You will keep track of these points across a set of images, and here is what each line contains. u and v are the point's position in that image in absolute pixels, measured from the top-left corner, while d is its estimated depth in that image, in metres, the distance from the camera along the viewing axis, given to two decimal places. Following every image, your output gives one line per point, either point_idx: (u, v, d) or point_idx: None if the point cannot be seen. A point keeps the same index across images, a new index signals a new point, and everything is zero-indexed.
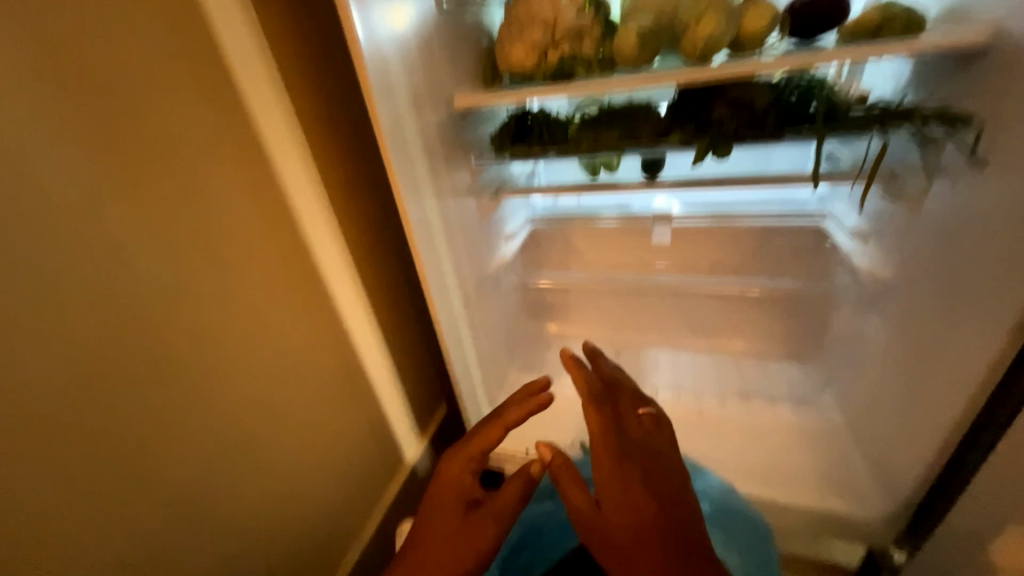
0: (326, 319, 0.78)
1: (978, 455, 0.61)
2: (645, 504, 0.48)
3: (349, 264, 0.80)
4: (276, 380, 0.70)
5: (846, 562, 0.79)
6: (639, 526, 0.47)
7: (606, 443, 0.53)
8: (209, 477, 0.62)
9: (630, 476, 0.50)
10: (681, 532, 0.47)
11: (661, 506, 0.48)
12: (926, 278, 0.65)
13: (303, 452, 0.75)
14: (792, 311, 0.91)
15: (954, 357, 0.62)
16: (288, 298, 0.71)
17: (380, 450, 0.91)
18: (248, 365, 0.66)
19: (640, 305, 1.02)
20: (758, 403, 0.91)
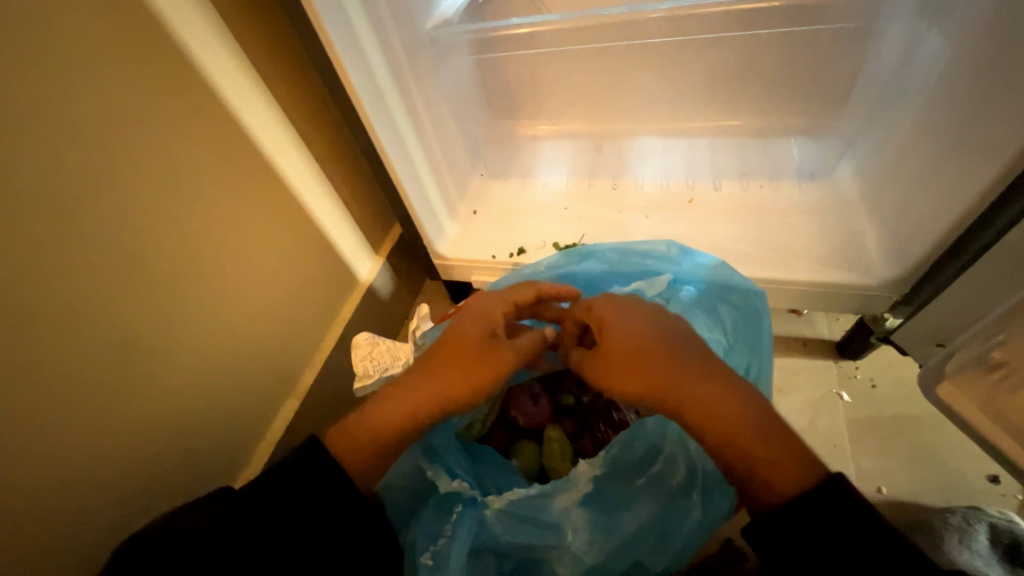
0: (218, 126, 0.55)
1: (989, 232, 0.54)
2: (645, 328, 0.47)
3: (231, 40, 0.54)
4: (149, 182, 0.50)
5: (826, 335, 0.78)
6: (641, 344, 0.46)
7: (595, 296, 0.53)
8: (109, 317, 0.49)
9: (625, 309, 0.49)
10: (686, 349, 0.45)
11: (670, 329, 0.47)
12: (987, 75, 0.51)
13: (237, 294, 0.62)
14: (824, 62, 0.70)
15: (989, 142, 0.51)
16: (148, 93, 0.48)
17: (340, 293, 0.78)
18: (110, 183, 0.47)
19: (628, 78, 0.80)
20: (758, 182, 0.78)
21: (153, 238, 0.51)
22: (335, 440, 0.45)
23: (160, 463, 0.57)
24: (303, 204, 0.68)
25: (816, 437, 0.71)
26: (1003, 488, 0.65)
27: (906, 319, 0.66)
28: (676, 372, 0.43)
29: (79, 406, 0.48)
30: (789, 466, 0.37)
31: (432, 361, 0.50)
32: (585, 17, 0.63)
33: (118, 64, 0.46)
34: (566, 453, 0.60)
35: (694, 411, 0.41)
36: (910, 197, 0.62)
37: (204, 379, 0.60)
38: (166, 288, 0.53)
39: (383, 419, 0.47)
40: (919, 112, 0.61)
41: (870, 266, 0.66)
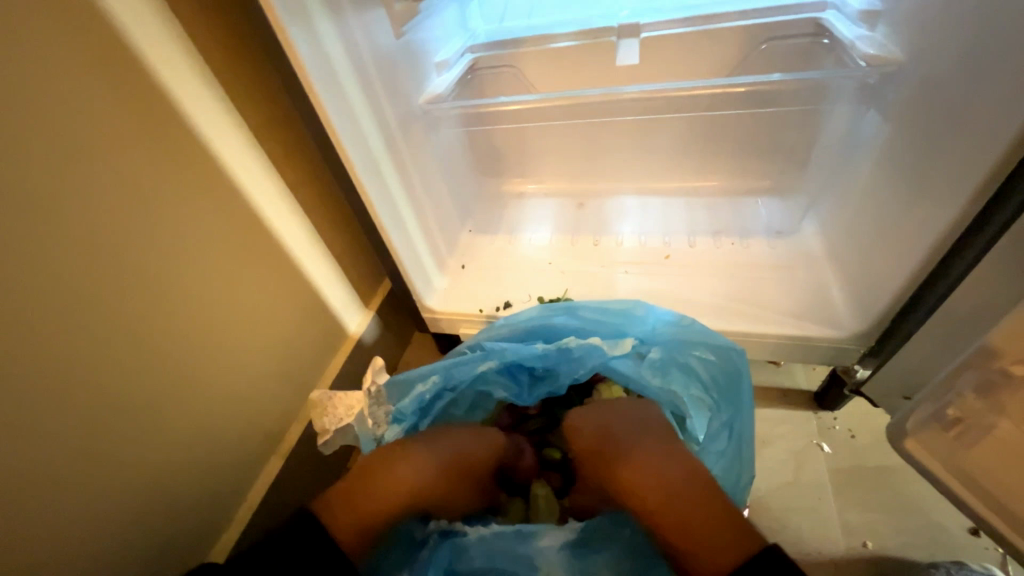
0: (222, 199, 0.59)
1: (928, 306, 0.59)
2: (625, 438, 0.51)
3: (237, 121, 0.59)
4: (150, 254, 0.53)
5: (804, 386, 0.80)
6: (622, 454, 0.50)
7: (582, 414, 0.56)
8: (100, 386, 0.50)
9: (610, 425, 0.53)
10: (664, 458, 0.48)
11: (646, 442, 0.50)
12: (915, 160, 0.58)
13: (227, 356, 0.63)
14: (781, 134, 0.77)
15: (922, 219, 0.57)
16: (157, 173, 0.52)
17: (328, 349, 0.79)
18: (115, 255, 0.50)
19: (606, 145, 0.87)
20: (729, 239, 0.83)
21: (142, 299, 0.52)
22: (334, 514, 0.46)
23: (136, 528, 0.56)
24: (297, 265, 0.71)
25: (801, 490, 0.71)
26: (984, 540, 0.65)
27: (875, 369, 0.68)
28: (643, 471, 0.47)
29: (59, 478, 0.48)
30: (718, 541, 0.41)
31: (433, 468, 0.53)
32: (563, 97, 0.70)
33: (133, 149, 0.50)
34: (553, 511, 0.60)
35: (673, 517, 0.44)
36: (865, 256, 0.67)
37: (187, 438, 0.59)
38: (156, 346, 0.54)
39: (371, 499, 0.48)
40: (867, 181, 0.67)
41: (838, 320, 0.69)
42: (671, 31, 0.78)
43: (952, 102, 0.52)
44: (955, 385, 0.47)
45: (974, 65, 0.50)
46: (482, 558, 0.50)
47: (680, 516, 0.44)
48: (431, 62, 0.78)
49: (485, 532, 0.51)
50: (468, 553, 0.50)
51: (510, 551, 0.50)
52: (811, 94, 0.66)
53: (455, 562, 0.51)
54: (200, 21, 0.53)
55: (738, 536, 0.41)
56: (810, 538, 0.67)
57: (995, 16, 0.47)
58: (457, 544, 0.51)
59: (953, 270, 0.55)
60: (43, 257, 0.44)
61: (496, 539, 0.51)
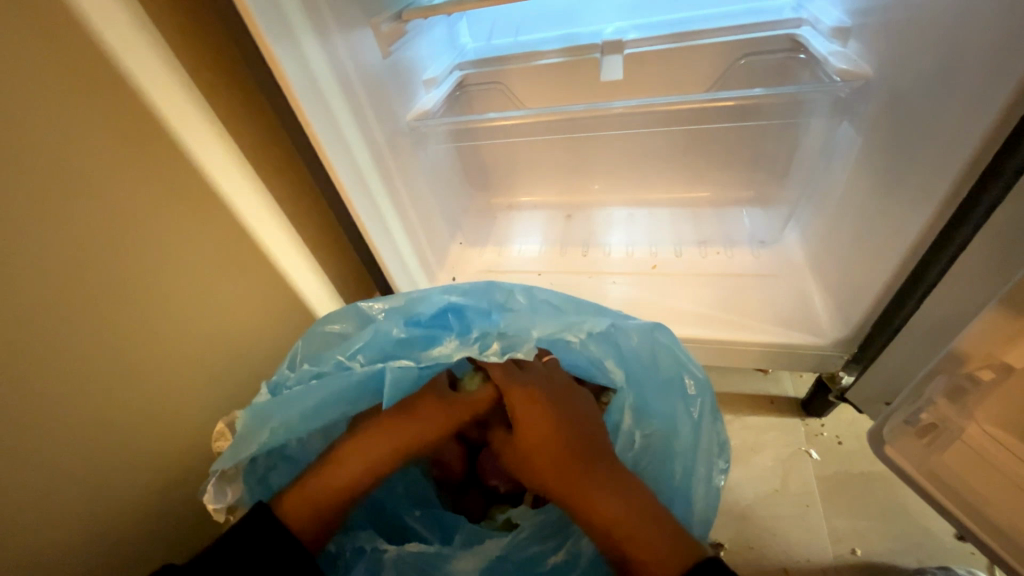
0: None
1: (902, 316, 0.60)
2: (557, 433, 0.50)
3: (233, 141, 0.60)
4: None
5: (791, 393, 0.82)
6: (555, 448, 0.49)
7: (532, 413, 0.51)
8: None
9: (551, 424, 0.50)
10: (602, 455, 0.49)
11: (581, 437, 0.49)
12: (889, 168, 0.59)
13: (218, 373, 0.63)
14: (761, 146, 0.78)
15: (895, 226, 0.58)
16: None
17: None
18: None
19: (593, 159, 0.88)
20: (715, 249, 0.85)
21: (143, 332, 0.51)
22: (287, 500, 0.50)
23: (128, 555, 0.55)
24: None
25: (789, 498, 0.71)
26: (969, 545, 0.65)
27: (859, 376, 0.68)
28: (589, 482, 0.46)
29: None
30: (672, 558, 0.41)
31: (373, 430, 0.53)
32: (550, 112, 0.71)
33: None
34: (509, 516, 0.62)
35: (638, 539, 0.43)
36: (845, 260, 0.68)
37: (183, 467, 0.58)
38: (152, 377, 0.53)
39: (323, 483, 0.51)
40: (844, 191, 0.69)
41: (820, 327, 0.70)
42: (653, 48, 0.80)
43: (922, 115, 0.54)
44: (926, 392, 0.49)
45: (939, 80, 0.51)
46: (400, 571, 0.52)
47: (642, 535, 0.43)
48: (419, 79, 0.80)
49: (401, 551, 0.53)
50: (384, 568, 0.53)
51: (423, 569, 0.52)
52: (789, 109, 0.67)
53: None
54: (198, 43, 0.54)
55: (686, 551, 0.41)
56: (801, 547, 0.67)
57: (958, 32, 0.49)
58: (378, 559, 0.53)
59: (925, 284, 0.57)
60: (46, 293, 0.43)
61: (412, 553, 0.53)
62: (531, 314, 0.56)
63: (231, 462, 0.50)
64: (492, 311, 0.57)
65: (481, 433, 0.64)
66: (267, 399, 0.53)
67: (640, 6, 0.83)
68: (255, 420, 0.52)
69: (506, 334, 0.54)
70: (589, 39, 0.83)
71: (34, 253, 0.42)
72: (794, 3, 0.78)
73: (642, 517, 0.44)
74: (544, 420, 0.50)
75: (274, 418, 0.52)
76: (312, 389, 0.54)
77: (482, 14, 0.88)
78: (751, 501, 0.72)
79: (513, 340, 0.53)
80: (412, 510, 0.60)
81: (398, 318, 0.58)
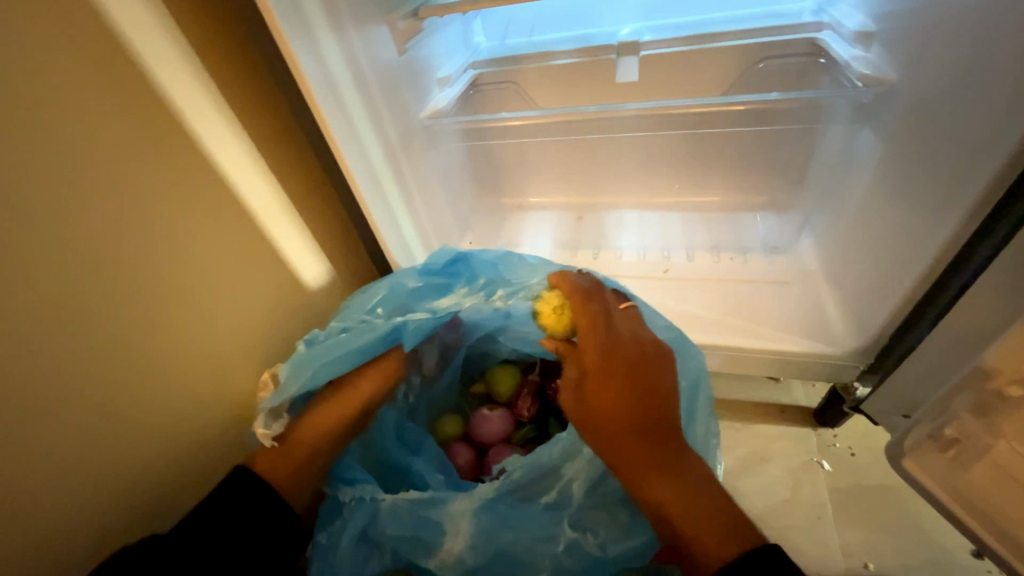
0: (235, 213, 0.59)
1: (921, 328, 0.59)
2: (623, 401, 0.45)
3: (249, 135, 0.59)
4: None
5: (803, 402, 0.80)
6: (618, 415, 0.45)
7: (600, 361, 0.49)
8: None
9: (617, 385, 0.46)
10: (660, 429, 0.45)
11: (645, 402, 0.45)
12: (912, 175, 0.58)
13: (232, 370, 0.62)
14: (777, 152, 0.77)
15: (917, 235, 0.57)
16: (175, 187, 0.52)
17: None
18: None
19: (606, 161, 0.87)
20: (729, 254, 0.84)
21: (156, 326, 0.51)
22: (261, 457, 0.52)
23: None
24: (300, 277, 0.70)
25: (800, 508, 0.70)
26: (985, 563, 0.64)
27: (874, 387, 0.67)
28: (644, 451, 0.43)
29: None
30: (723, 543, 0.39)
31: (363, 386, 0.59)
32: (563, 113, 0.70)
33: None
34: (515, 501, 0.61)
35: (694, 522, 0.40)
36: (864, 268, 0.67)
37: (194, 461, 0.57)
38: (164, 373, 0.52)
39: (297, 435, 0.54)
40: (863, 198, 0.68)
41: (836, 336, 0.69)
42: (671, 50, 0.79)
43: (947, 122, 0.53)
44: (951, 406, 0.48)
45: (968, 87, 0.50)
46: (393, 520, 0.51)
47: (694, 516, 0.41)
48: (434, 77, 0.79)
49: (398, 503, 0.51)
50: (380, 518, 0.52)
51: (422, 517, 0.50)
52: (807, 114, 0.66)
53: (370, 526, 0.52)
54: (219, 35, 0.53)
55: (740, 537, 0.39)
56: (812, 558, 0.66)
57: (990, 37, 0.47)
58: (375, 507, 0.52)
59: (945, 296, 0.56)
60: (60, 282, 0.43)
61: (403, 505, 0.51)
62: (529, 263, 0.63)
63: (278, 400, 0.55)
64: (497, 264, 0.64)
65: (495, 432, 0.64)
66: (296, 356, 0.57)
67: (658, 8, 0.83)
68: (297, 366, 0.57)
69: (507, 284, 0.62)
70: (604, 39, 0.82)
71: (48, 244, 0.42)
72: (815, 7, 0.77)
73: (695, 499, 0.41)
74: (618, 378, 0.47)
75: (313, 366, 0.57)
76: (342, 342, 0.58)
77: (498, 13, 0.88)
78: (762, 510, 0.71)
79: (516, 287, 0.62)
80: (433, 473, 0.58)
81: (412, 272, 0.64)
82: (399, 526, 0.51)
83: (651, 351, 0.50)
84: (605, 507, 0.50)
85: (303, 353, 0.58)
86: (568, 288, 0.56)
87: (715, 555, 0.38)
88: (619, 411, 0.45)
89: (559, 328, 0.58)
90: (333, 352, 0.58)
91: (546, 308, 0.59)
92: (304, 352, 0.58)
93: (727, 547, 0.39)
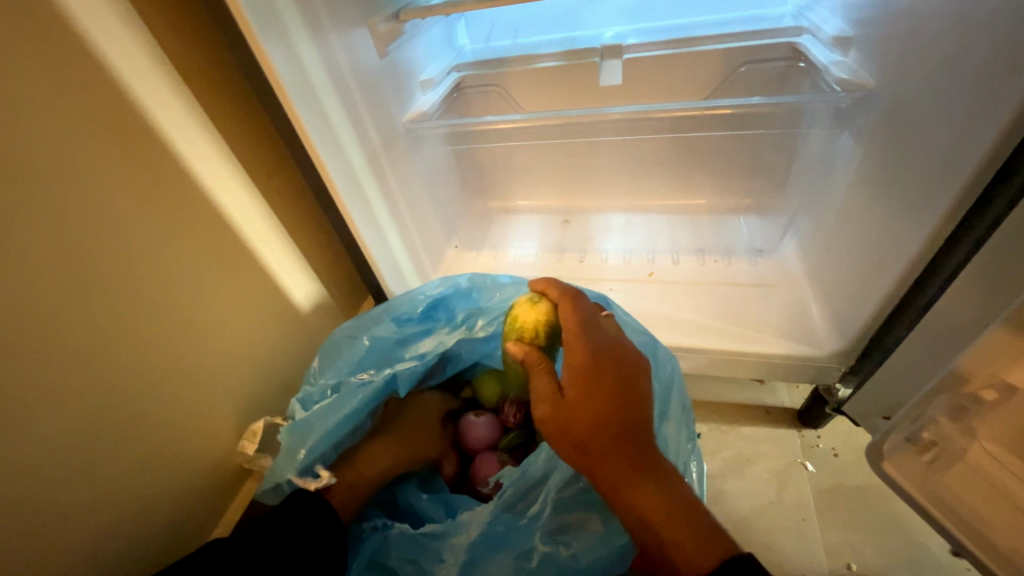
0: (212, 220, 0.57)
1: (901, 331, 0.60)
2: (606, 406, 0.43)
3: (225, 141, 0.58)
4: (143, 278, 0.51)
5: (788, 403, 0.81)
6: (600, 421, 0.43)
7: (583, 371, 0.45)
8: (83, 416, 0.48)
9: (599, 391, 0.44)
10: (639, 435, 0.43)
11: (627, 407, 0.44)
12: (891, 179, 0.59)
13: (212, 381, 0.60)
14: (759, 155, 0.78)
15: (896, 238, 0.58)
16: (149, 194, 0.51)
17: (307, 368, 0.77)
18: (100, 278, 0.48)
19: (591, 164, 0.87)
20: (713, 257, 0.84)
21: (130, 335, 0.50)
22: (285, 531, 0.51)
23: (108, 569, 0.53)
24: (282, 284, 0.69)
25: (785, 511, 0.71)
26: (965, 560, 0.65)
27: (855, 389, 0.68)
28: (624, 459, 0.42)
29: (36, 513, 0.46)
30: (703, 549, 0.39)
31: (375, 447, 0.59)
32: (547, 117, 0.70)
33: (120, 170, 0.48)
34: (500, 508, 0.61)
35: (675, 530, 0.40)
36: (845, 271, 0.67)
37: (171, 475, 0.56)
38: (132, 385, 0.51)
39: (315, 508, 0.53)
40: (843, 202, 0.69)
41: (818, 339, 0.70)
42: (654, 53, 0.79)
43: (924, 127, 0.53)
44: (928, 411, 0.49)
45: (944, 92, 0.51)
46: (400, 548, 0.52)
47: (675, 522, 0.40)
48: (416, 81, 0.78)
49: (400, 532, 0.52)
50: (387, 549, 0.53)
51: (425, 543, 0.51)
52: (788, 118, 0.66)
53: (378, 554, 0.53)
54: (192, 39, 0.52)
55: (718, 542, 0.39)
56: (798, 560, 0.67)
57: (965, 43, 0.48)
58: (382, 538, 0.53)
59: (924, 299, 0.56)
60: None
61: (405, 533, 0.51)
62: (500, 285, 0.65)
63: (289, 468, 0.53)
64: (471, 293, 0.66)
65: (480, 440, 0.63)
66: (294, 428, 0.55)
67: (640, 11, 0.83)
68: (299, 434, 0.55)
69: (486, 312, 0.64)
70: (587, 42, 0.82)
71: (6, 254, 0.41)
72: (795, 12, 0.77)
73: (675, 506, 0.41)
74: (600, 387, 0.44)
75: (314, 430, 0.55)
76: (338, 400, 0.57)
77: (482, 15, 0.87)
78: (749, 512, 0.71)
79: (493, 314, 0.63)
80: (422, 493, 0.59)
81: (388, 323, 0.64)
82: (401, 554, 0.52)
83: (631, 361, 0.48)
84: (584, 512, 0.50)
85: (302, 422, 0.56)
86: (556, 295, 0.54)
87: (697, 562, 0.38)
88: (600, 417, 0.43)
89: (535, 330, 0.54)
90: (333, 413, 0.56)
91: (524, 310, 0.55)
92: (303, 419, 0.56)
93: (708, 555, 0.38)
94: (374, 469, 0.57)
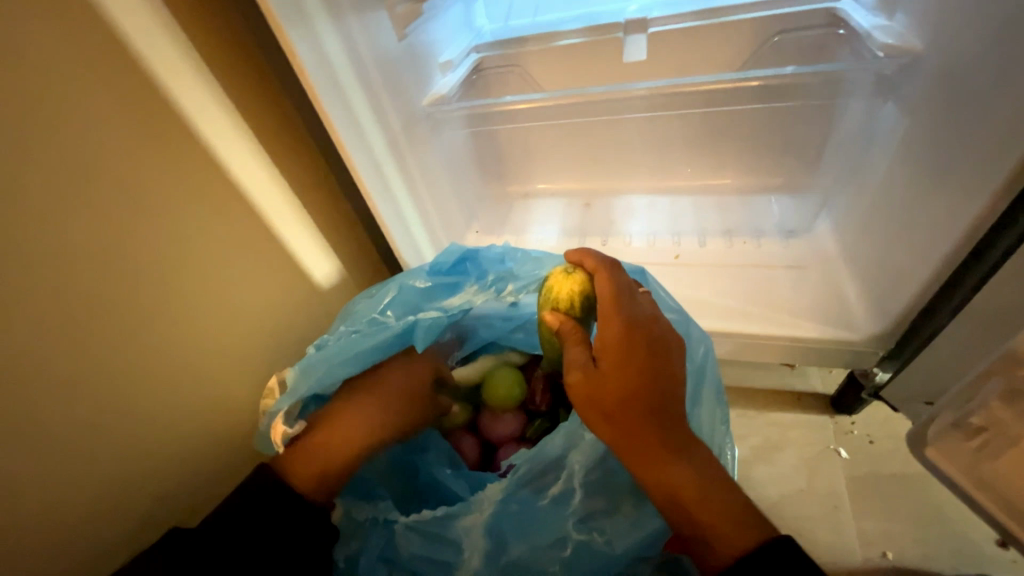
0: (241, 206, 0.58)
1: (945, 313, 0.57)
2: (639, 381, 0.42)
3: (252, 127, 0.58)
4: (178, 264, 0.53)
5: (820, 389, 0.79)
6: (632, 396, 0.42)
7: (618, 343, 0.44)
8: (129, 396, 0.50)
9: (633, 366, 0.43)
10: (670, 411, 0.43)
11: (660, 383, 0.43)
12: (937, 151, 0.55)
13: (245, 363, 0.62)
14: (792, 130, 0.74)
15: (942, 215, 0.54)
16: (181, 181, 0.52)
17: None
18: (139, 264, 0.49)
19: (614, 145, 0.85)
20: (742, 239, 0.81)
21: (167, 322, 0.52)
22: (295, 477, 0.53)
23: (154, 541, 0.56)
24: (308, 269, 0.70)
25: (815, 498, 0.69)
26: (1010, 552, 0.62)
27: (894, 373, 0.65)
28: (655, 435, 0.42)
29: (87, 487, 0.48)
30: (733, 529, 0.39)
31: (377, 391, 0.60)
32: (569, 95, 0.68)
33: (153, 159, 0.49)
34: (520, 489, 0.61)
35: (705, 508, 0.40)
36: (885, 250, 0.64)
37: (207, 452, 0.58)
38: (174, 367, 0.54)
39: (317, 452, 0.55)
40: (884, 177, 0.65)
41: (854, 321, 0.67)
42: (681, 25, 0.76)
43: (977, 94, 0.50)
44: (979, 395, 0.46)
45: (1001, 55, 0.47)
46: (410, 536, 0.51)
47: (707, 502, 0.40)
48: (436, 62, 0.77)
49: (411, 520, 0.51)
50: (396, 538, 0.52)
51: (437, 531, 0.50)
52: (823, 89, 0.63)
53: (388, 547, 0.52)
54: (217, 25, 0.52)
55: (750, 523, 0.39)
56: (828, 547, 0.65)
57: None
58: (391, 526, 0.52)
59: (972, 279, 0.53)
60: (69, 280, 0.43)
61: (420, 521, 0.51)
62: (535, 257, 0.64)
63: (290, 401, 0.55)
64: (504, 259, 0.65)
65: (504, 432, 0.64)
66: (304, 365, 0.57)
67: None
68: (305, 370, 0.57)
69: (517, 277, 0.63)
70: (610, 16, 0.79)
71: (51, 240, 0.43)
72: None
73: (706, 486, 0.40)
74: (634, 360, 0.43)
75: (320, 368, 0.57)
76: (354, 341, 0.59)
77: None
78: (777, 498, 0.70)
79: (525, 281, 0.63)
80: (444, 468, 0.59)
81: (417, 274, 0.64)
82: (412, 542, 0.51)
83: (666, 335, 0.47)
84: (608, 498, 0.50)
85: (314, 361, 0.58)
86: (591, 264, 0.53)
87: (730, 542, 0.38)
88: (632, 391, 0.42)
89: (569, 298, 0.53)
90: (346, 355, 0.58)
91: (558, 280, 0.54)
92: (315, 358, 0.58)
93: (739, 535, 0.38)
94: (355, 427, 0.57)
